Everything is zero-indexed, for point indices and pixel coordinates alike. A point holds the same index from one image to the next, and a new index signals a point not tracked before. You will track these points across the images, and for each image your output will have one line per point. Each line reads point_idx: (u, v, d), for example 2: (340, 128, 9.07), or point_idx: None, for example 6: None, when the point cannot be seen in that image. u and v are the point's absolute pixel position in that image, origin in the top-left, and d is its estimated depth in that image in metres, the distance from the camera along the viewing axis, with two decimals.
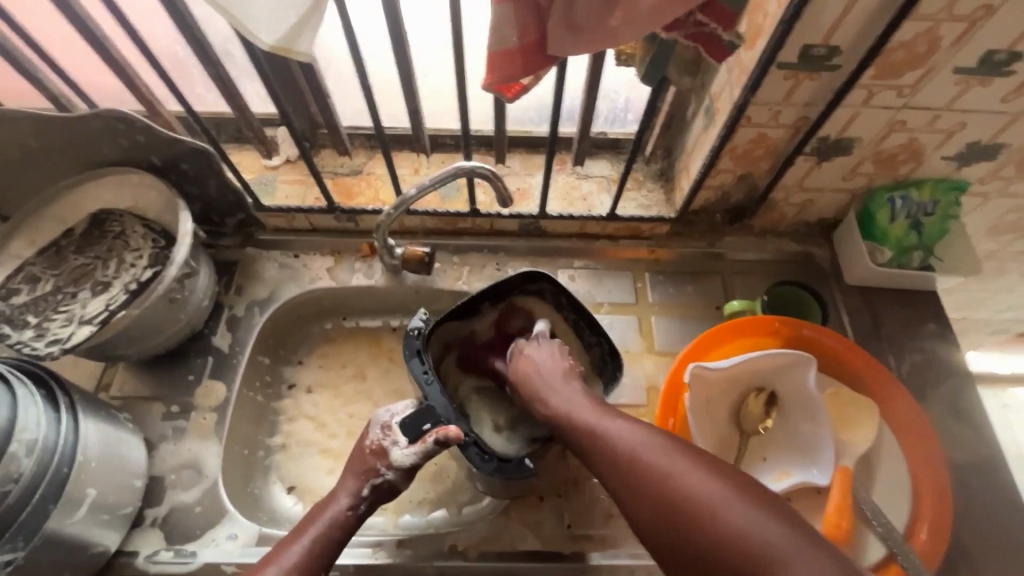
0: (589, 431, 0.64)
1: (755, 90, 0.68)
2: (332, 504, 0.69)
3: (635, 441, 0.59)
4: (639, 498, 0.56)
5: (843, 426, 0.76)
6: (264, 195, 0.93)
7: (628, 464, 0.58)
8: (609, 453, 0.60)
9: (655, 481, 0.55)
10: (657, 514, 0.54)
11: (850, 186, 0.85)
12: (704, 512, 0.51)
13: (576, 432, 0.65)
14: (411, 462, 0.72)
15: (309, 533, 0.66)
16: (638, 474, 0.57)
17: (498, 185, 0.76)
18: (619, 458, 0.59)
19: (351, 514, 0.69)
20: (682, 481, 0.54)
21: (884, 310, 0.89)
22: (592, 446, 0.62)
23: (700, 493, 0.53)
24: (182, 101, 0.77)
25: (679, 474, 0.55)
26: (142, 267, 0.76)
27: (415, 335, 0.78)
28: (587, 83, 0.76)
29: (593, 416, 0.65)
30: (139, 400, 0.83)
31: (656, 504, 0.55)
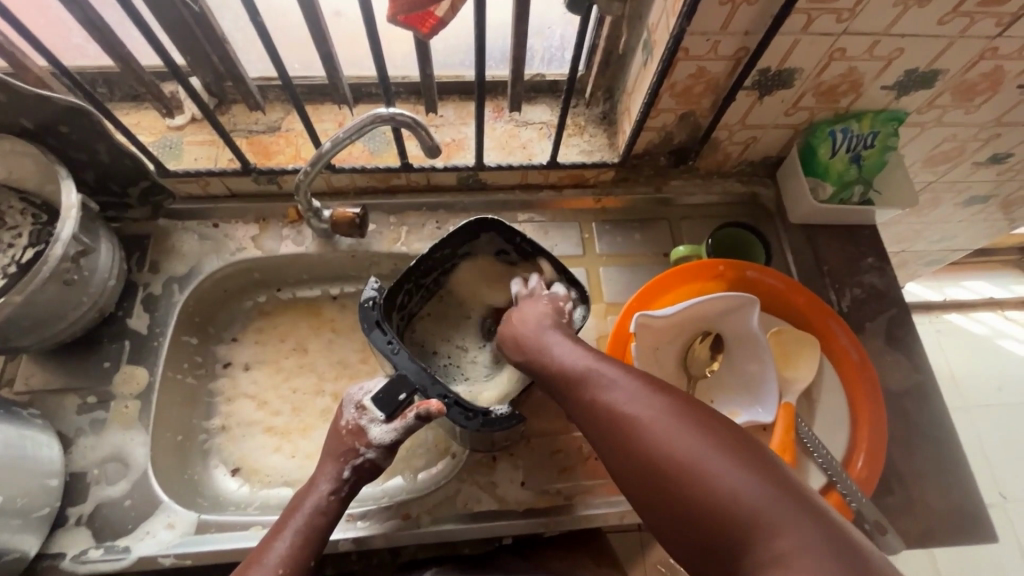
0: (572, 378, 0.59)
1: (691, 18, 0.63)
2: (315, 491, 0.66)
3: (614, 388, 0.55)
4: (621, 450, 0.51)
5: (787, 364, 0.76)
6: (169, 159, 0.83)
7: (613, 419, 0.53)
8: (599, 415, 0.54)
9: (643, 442, 0.49)
10: (650, 484, 0.48)
11: (792, 121, 0.82)
12: (694, 478, 0.46)
13: (566, 386, 0.59)
14: (391, 438, 0.67)
15: (295, 524, 0.63)
16: (626, 432, 0.51)
17: (422, 134, 0.70)
18: (609, 420, 0.53)
19: (333, 498, 0.66)
20: (670, 443, 0.48)
21: (826, 246, 0.90)
22: (583, 400, 0.56)
23: (694, 452, 0.47)
24: (48, 53, 0.67)
25: (663, 428, 0.49)
26: (23, 248, 0.67)
27: (371, 306, 0.72)
28: (515, 18, 0.69)
29: (592, 370, 0.58)
30: (49, 393, 0.76)
31: (637, 462, 0.50)
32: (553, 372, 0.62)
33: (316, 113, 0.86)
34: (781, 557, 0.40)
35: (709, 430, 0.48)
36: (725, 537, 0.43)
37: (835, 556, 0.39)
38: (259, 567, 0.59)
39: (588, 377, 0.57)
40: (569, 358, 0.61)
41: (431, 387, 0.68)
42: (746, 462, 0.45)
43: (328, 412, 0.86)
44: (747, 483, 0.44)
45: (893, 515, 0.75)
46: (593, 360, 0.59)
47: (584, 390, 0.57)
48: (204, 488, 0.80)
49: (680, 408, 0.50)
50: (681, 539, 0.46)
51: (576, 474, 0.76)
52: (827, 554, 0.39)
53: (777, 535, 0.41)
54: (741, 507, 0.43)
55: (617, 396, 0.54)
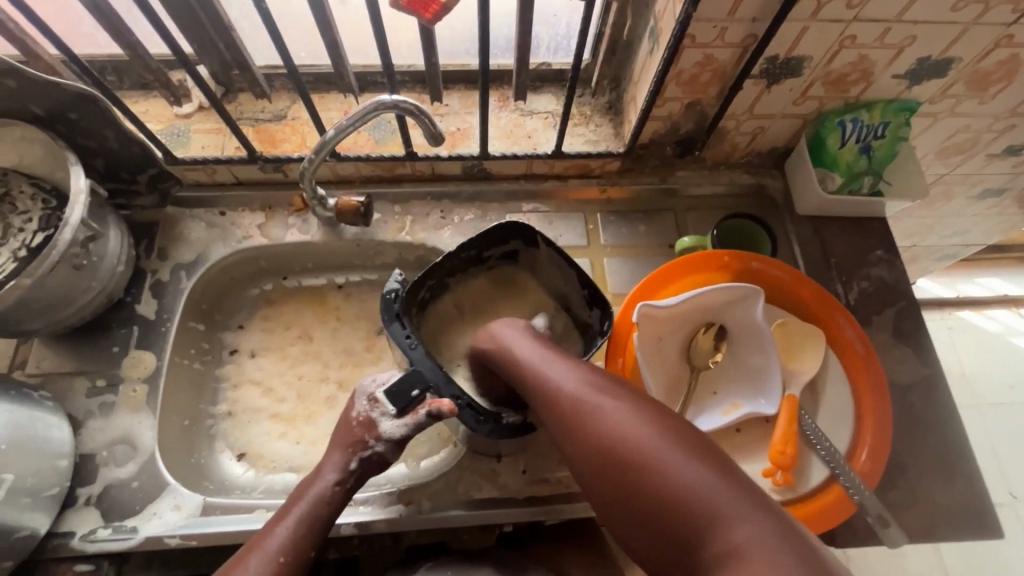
0: (529, 374, 0.59)
1: (698, 4, 0.62)
2: (322, 478, 0.66)
3: (569, 384, 0.55)
4: (578, 445, 0.52)
5: (791, 356, 0.75)
6: (177, 147, 0.84)
7: (572, 414, 0.53)
8: (557, 409, 0.55)
9: (598, 435, 0.51)
10: (607, 474, 0.50)
11: (801, 111, 0.81)
12: (653, 469, 0.47)
13: (522, 381, 0.60)
14: (401, 433, 0.68)
15: (298, 513, 0.64)
16: (583, 427, 0.52)
17: (425, 121, 0.70)
18: (566, 415, 0.54)
19: (338, 489, 0.66)
20: (631, 434, 0.50)
21: (834, 239, 0.89)
22: (540, 396, 0.57)
23: (649, 443, 0.48)
24: (56, 39, 0.67)
25: (619, 423, 0.50)
26: (33, 232, 0.68)
27: (392, 298, 0.73)
28: (519, 4, 0.69)
29: (549, 366, 0.58)
30: (60, 376, 0.77)
31: (594, 454, 0.51)
32: (511, 366, 0.62)
33: (322, 102, 0.87)
34: (734, 546, 0.42)
35: (662, 425, 0.50)
36: (682, 526, 0.45)
37: (785, 540, 0.41)
38: (261, 552, 0.60)
39: (546, 373, 0.57)
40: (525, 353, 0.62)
41: (445, 386, 0.69)
42: (698, 452, 0.47)
43: (333, 399, 0.86)
44: (700, 473, 0.46)
45: (898, 510, 0.74)
46: (549, 356, 0.60)
47: (540, 386, 0.57)
48: (210, 472, 0.81)
49: (634, 402, 0.52)
50: (636, 529, 0.49)
51: None
52: (781, 540, 0.41)
53: (731, 522, 0.43)
54: (695, 498, 0.45)
55: (574, 391, 0.54)
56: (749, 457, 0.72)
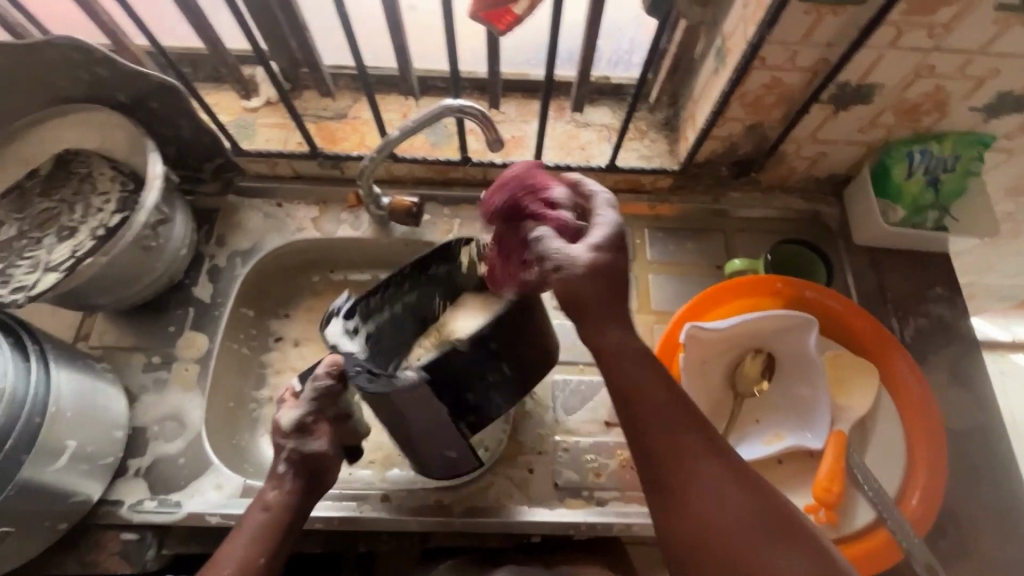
0: (674, 464, 0.51)
1: (773, 27, 0.61)
2: (287, 478, 0.60)
3: (732, 502, 0.49)
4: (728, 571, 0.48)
5: (841, 391, 0.72)
6: (243, 139, 0.88)
7: (727, 537, 0.48)
8: (708, 525, 0.49)
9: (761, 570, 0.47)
10: (708, 550, 0.49)
11: (867, 138, 0.79)
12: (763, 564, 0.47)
13: (661, 468, 0.51)
14: (301, 420, 0.60)
15: (262, 522, 0.57)
16: (738, 557, 0.48)
17: (487, 127, 0.70)
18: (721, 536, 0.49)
19: (280, 493, 0.59)
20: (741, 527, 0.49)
21: (891, 272, 0.86)
22: (683, 498, 0.50)
23: None
24: (145, 32, 0.71)
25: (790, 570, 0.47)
26: (110, 213, 0.71)
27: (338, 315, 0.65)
28: (588, 18, 0.69)
29: (700, 463, 0.51)
30: (119, 350, 0.81)
31: None
32: (645, 434, 0.52)
33: (382, 103, 0.89)
34: None
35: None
36: None
37: None
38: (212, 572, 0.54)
39: (716, 485, 0.50)
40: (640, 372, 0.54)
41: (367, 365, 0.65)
42: None
43: None
44: None
45: (945, 560, 0.71)
46: (700, 442, 0.52)
47: (691, 487, 0.50)
48: (249, 455, 0.83)
49: (799, 547, 0.48)
50: None
51: (609, 479, 0.76)
52: None
53: None
54: None
55: (733, 515, 0.49)
56: (790, 491, 0.70)
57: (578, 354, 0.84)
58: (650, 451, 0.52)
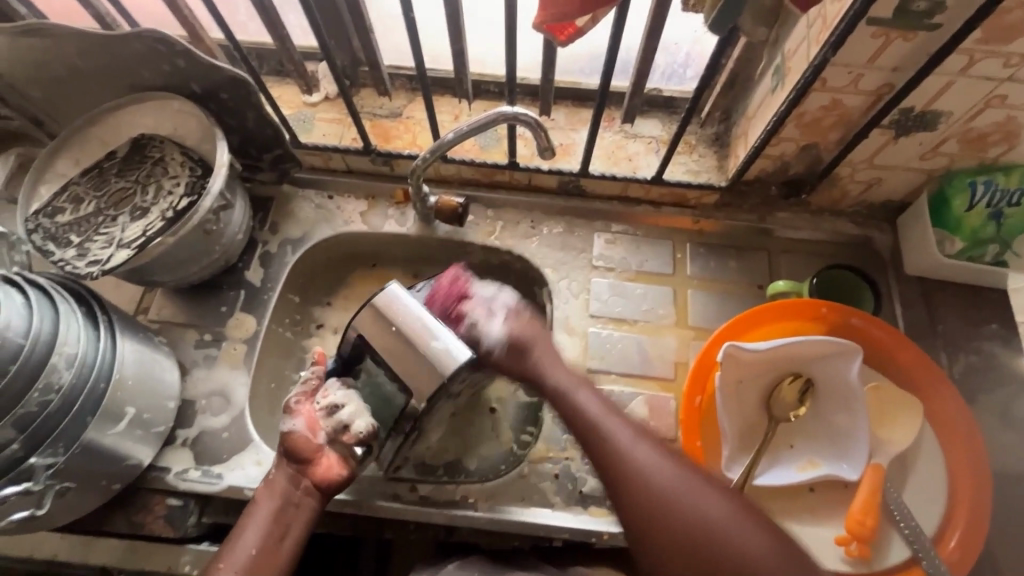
0: (600, 438, 0.61)
1: (838, 49, 0.61)
2: (280, 470, 0.68)
3: (644, 455, 0.59)
4: (653, 516, 0.56)
5: (882, 423, 0.71)
6: (302, 132, 0.91)
7: (644, 485, 0.57)
8: (631, 480, 0.58)
9: (673, 507, 0.56)
10: (635, 505, 0.57)
11: (927, 166, 0.76)
12: (727, 542, 0.54)
13: (594, 446, 0.61)
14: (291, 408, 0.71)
15: (266, 510, 0.65)
16: (657, 501, 0.56)
17: (540, 135, 0.71)
18: (643, 487, 0.57)
19: (274, 480, 0.67)
20: (704, 511, 0.55)
21: (942, 305, 0.83)
22: (609, 465, 0.59)
23: (722, 523, 0.55)
24: (222, 27, 0.75)
25: (699, 502, 0.56)
26: (179, 196, 0.75)
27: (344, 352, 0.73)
28: (647, 31, 0.69)
29: (615, 430, 0.61)
30: (175, 325, 0.85)
31: (671, 533, 0.55)
32: (570, 413, 0.64)
33: (436, 104, 0.91)
34: None
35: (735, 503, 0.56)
36: None
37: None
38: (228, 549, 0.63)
39: (626, 445, 0.60)
40: (586, 403, 0.64)
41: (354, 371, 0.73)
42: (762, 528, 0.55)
43: None
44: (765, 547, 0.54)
45: None
46: (613, 415, 0.63)
47: (615, 454, 0.60)
48: None
49: (702, 479, 0.58)
50: None
51: None
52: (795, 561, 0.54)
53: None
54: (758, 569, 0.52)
55: (646, 463, 0.58)
56: (821, 521, 0.69)
57: (612, 364, 0.83)
58: (581, 430, 0.62)
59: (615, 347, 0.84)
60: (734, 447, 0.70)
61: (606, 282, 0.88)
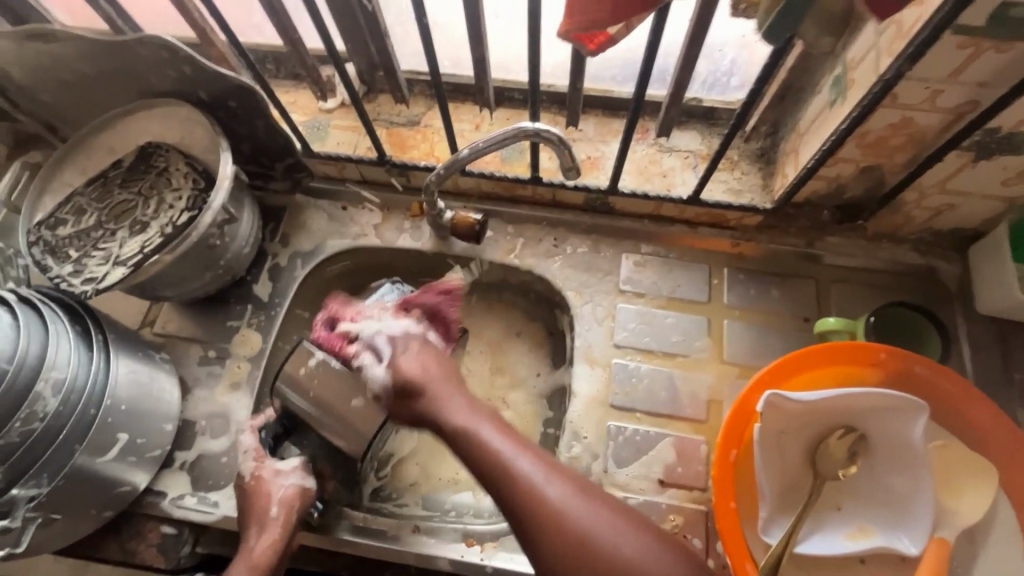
0: (484, 451, 0.58)
1: (914, 61, 0.52)
2: (274, 502, 0.66)
3: (523, 465, 0.56)
4: (543, 541, 0.52)
5: (950, 489, 0.62)
6: (315, 140, 0.87)
7: (529, 502, 0.53)
8: (509, 484, 0.55)
9: (551, 520, 0.52)
10: (518, 504, 0.54)
11: (1011, 193, 0.66)
12: (616, 558, 0.50)
13: (481, 465, 0.57)
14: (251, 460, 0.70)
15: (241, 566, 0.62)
16: (541, 511, 0.53)
17: (564, 152, 0.65)
18: (527, 502, 0.54)
19: (268, 513, 0.65)
20: (584, 523, 0.52)
21: (1018, 349, 0.74)
22: (491, 472, 0.57)
23: (605, 534, 0.51)
24: (229, 30, 0.71)
25: (582, 518, 0.52)
26: (180, 210, 0.71)
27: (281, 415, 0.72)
28: (689, 37, 0.62)
29: (487, 444, 0.58)
30: (179, 340, 0.82)
31: (551, 538, 0.52)
32: (458, 432, 0.61)
33: (455, 112, 0.85)
34: None
35: (616, 512, 0.53)
36: None
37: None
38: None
39: (503, 459, 0.56)
40: (474, 424, 0.61)
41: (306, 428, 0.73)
42: (645, 533, 0.53)
43: None
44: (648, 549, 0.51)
45: None
46: (494, 432, 0.59)
47: (500, 469, 0.56)
48: None
49: (582, 489, 0.55)
50: None
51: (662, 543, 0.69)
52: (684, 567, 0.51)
53: None
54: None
55: (526, 472, 0.55)
56: None
57: (637, 401, 0.76)
58: (465, 445, 0.60)
59: (641, 382, 0.77)
60: (772, 509, 0.62)
61: (634, 308, 0.81)
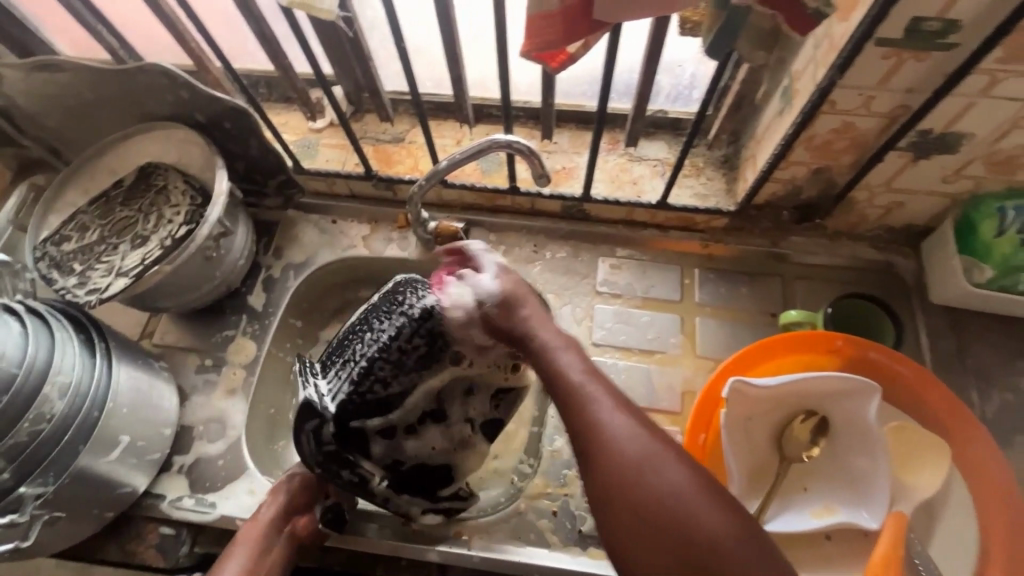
0: (555, 387, 0.51)
1: (844, 71, 0.58)
2: (269, 508, 0.68)
3: (590, 383, 0.50)
4: (600, 481, 0.45)
5: (906, 466, 0.66)
6: (305, 158, 0.92)
7: (593, 438, 0.46)
8: (571, 392, 0.50)
9: (618, 478, 0.44)
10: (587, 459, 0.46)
11: (951, 189, 0.72)
12: (685, 525, 0.42)
13: (551, 384, 0.52)
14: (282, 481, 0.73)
15: (244, 552, 0.65)
16: (607, 460, 0.45)
17: (535, 162, 0.69)
18: (592, 453, 0.46)
19: (262, 520, 0.67)
20: (629, 443, 0.45)
21: (971, 336, 0.78)
22: (554, 386, 0.51)
23: (677, 493, 0.43)
24: (222, 57, 0.76)
25: (651, 472, 0.43)
26: (179, 224, 0.75)
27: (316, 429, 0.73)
28: (647, 54, 0.67)
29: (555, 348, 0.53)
30: (177, 350, 0.86)
31: (611, 484, 0.44)
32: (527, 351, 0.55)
33: (438, 128, 0.91)
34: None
35: (692, 474, 0.44)
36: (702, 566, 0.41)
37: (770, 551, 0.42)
38: None
39: (576, 382, 0.50)
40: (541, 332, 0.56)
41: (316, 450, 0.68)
42: (720, 505, 0.43)
43: None
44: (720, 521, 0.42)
45: None
46: (568, 346, 0.54)
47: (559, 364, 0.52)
48: (284, 463, 0.85)
49: (654, 435, 0.46)
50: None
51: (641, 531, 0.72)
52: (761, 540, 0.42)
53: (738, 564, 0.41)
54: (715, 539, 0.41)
55: (599, 428, 0.46)
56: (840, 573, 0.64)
57: None
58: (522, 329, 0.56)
59: (618, 377, 0.81)
60: (742, 491, 0.66)
61: (611, 308, 0.85)
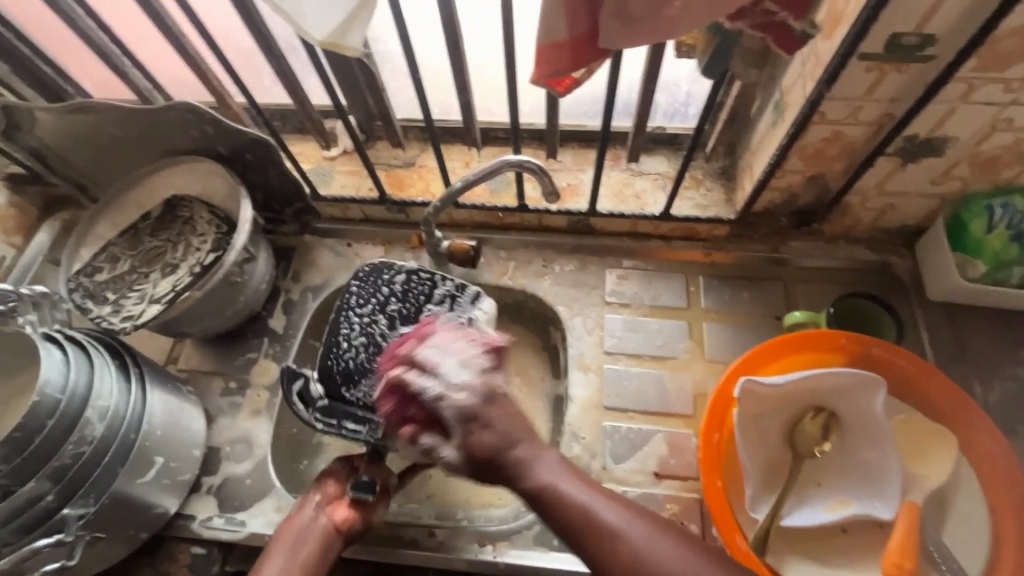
0: (548, 501, 0.56)
1: (831, 85, 0.62)
2: (306, 503, 0.70)
3: (582, 491, 0.56)
4: (616, 571, 0.52)
5: (916, 458, 0.68)
6: (322, 185, 0.96)
7: (598, 537, 0.53)
8: (573, 509, 0.55)
9: (627, 559, 0.52)
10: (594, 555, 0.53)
11: (940, 190, 0.75)
12: None
13: (545, 509, 0.56)
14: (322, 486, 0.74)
15: (282, 548, 0.66)
16: (614, 551, 0.53)
17: (545, 180, 0.75)
18: (600, 545, 0.53)
19: (301, 516, 0.68)
20: (629, 529, 0.54)
21: (969, 330, 0.81)
22: (547, 501, 0.56)
23: (676, 561, 0.52)
24: (245, 93, 0.80)
25: (653, 553, 0.52)
26: (206, 252, 0.80)
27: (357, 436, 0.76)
28: (645, 75, 0.72)
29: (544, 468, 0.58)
30: (202, 374, 0.88)
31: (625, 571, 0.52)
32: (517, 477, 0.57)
33: (447, 152, 0.95)
34: None
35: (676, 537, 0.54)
36: None
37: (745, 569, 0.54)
38: None
39: (566, 490, 0.56)
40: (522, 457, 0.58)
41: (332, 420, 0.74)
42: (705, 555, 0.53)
43: None
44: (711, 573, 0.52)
45: None
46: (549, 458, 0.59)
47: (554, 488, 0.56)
48: (307, 480, 0.87)
49: (642, 515, 0.55)
50: None
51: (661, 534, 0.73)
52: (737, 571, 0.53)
53: None
54: None
55: (598, 524, 0.54)
56: (857, 564, 0.66)
57: (628, 401, 0.82)
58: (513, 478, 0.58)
59: (631, 384, 0.83)
60: (757, 487, 0.68)
61: (620, 317, 0.88)
